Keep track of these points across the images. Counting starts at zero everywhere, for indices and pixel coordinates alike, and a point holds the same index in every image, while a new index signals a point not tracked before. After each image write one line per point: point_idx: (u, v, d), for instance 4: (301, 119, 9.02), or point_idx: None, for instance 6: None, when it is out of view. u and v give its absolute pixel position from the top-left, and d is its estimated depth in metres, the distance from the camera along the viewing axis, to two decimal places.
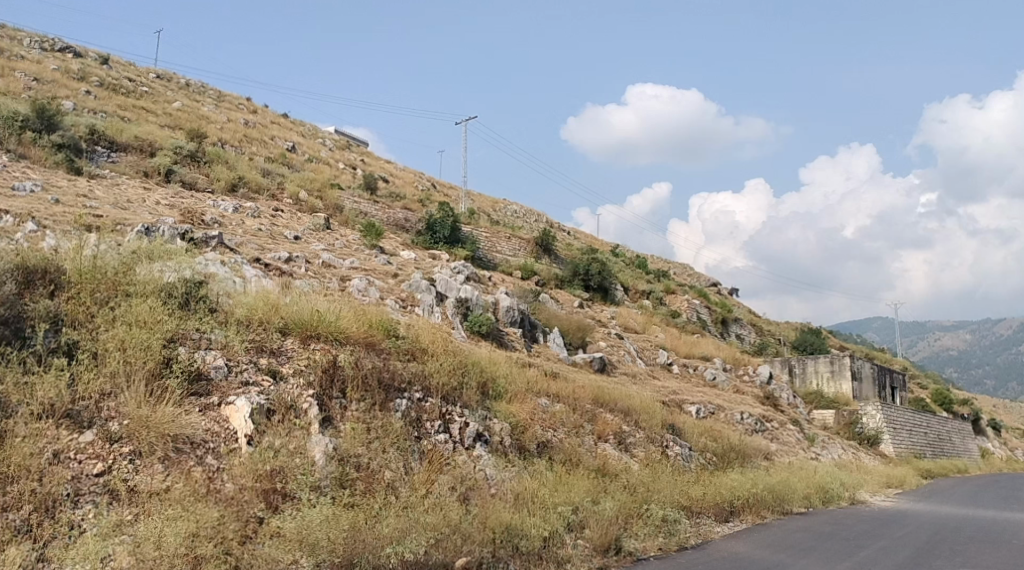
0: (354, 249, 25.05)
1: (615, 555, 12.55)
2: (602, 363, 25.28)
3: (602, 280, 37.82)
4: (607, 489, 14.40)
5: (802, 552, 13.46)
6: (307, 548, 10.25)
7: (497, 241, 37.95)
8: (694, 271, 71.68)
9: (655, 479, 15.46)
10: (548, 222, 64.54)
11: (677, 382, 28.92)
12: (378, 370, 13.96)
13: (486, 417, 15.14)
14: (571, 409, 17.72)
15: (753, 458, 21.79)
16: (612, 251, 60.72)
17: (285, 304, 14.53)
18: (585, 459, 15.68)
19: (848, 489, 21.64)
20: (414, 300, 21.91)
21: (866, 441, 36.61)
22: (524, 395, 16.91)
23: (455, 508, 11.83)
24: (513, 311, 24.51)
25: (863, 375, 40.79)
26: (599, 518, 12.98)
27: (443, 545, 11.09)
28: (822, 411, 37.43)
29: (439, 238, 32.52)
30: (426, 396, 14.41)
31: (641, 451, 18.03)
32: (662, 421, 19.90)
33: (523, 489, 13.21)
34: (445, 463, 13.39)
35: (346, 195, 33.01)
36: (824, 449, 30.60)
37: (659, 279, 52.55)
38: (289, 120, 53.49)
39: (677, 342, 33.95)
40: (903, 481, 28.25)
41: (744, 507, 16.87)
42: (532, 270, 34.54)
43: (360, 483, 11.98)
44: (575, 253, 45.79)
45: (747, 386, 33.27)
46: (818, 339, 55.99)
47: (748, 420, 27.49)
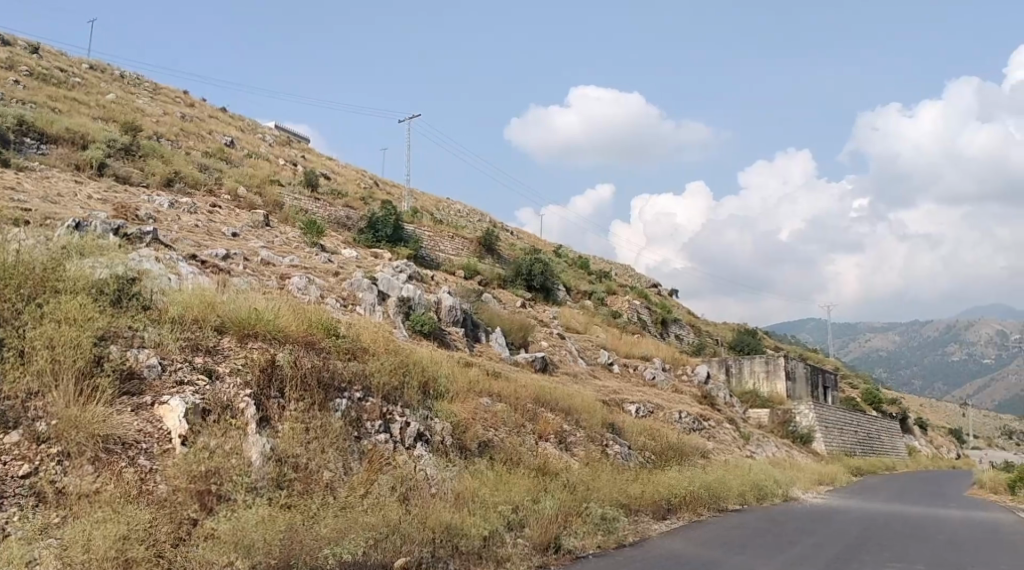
0: (294, 247, 24.73)
1: (554, 553, 12.62)
2: (543, 363, 25.40)
3: (545, 280, 37.99)
4: (548, 487, 14.45)
5: (737, 549, 13.69)
6: (242, 550, 10.08)
7: (439, 240, 37.81)
8: (634, 272, 72.53)
9: (595, 478, 15.57)
10: (491, 221, 64.62)
11: (618, 382, 29.22)
12: (318, 370, 13.78)
13: (427, 417, 15.07)
14: (513, 408, 17.77)
15: (690, 456, 22.11)
16: (554, 251, 61.10)
17: (221, 301, 14.26)
18: (527, 458, 15.71)
19: (781, 486, 22.09)
20: (355, 299, 21.73)
21: (799, 440, 37.49)
22: (465, 394, 16.91)
23: (395, 507, 11.75)
24: (455, 311, 24.45)
25: (797, 375, 41.71)
26: (539, 516, 13.03)
27: (382, 546, 11.02)
28: (757, 410, 38.19)
29: (381, 237, 32.29)
30: (367, 395, 14.30)
31: (581, 450, 18.17)
32: (602, 420, 20.07)
33: (464, 489, 13.19)
34: (385, 463, 13.32)
35: (287, 191, 32.56)
36: (758, 446, 31.22)
37: (601, 280, 53.04)
38: (228, 114, 52.55)
39: (617, 342, 34.28)
40: (834, 478, 28.97)
41: (682, 504, 17.12)
42: (474, 269, 34.54)
43: (297, 483, 11.83)
44: (517, 252, 45.95)
45: (685, 385, 33.78)
46: (754, 340, 57.17)
47: (686, 419, 27.90)
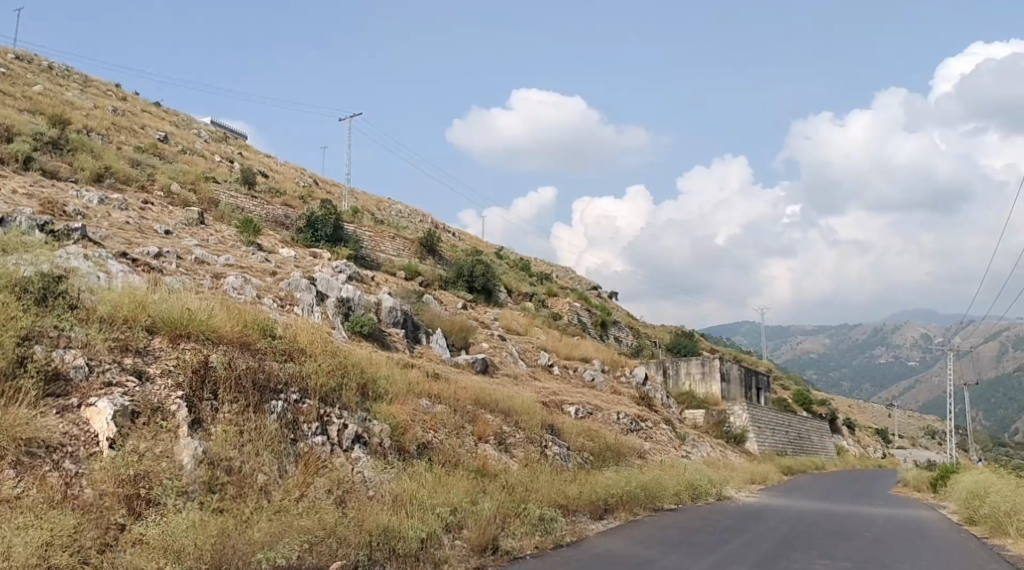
0: (230, 246, 24.30)
1: (492, 554, 12.62)
2: (484, 364, 25.39)
3: (486, 282, 37.97)
4: (486, 489, 14.43)
5: (672, 547, 13.86)
6: (173, 555, 9.87)
7: (380, 241, 37.52)
8: (574, 275, 73.00)
9: (533, 479, 15.60)
10: (432, 222, 64.39)
11: (557, 383, 29.34)
12: (253, 371, 13.56)
13: (365, 419, 14.92)
14: (452, 409, 17.70)
15: (627, 457, 22.32)
16: (495, 252, 61.17)
17: (153, 301, 13.93)
18: (465, 460, 15.67)
19: (715, 486, 22.44)
20: (293, 299, 21.43)
21: (732, 440, 38.16)
22: (404, 396, 16.80)
23: (331, 511, 11.61)
24: (396, 312, 24.29)
25: (732, 376, 42.46)
26: (477, 518, 13.01)
27: (317, 549, 10.87)
28: (693, 411, 38.73)
29: (321, 236, 31.92)
30: (304, 397, 14.11)
31: (520, 451, 18.18)
32: (541, 421, 20.12)
33: (402, 490, 13.10)
34: (322, 465, 13.15)
35: (222, 189, 31.95)
36: (694, 447, 31.64)
37: (541, 281, 53.28)
38: (162, 109, 51.38)
39: (557, 344, 34.43)
40: (766, 478, 29.52)
41: (618, 504, 17.26)
42: (414, 271, 34.35)
43: (230, 487, 11.62)
44: (458, 253, 45.87)
45: (623, 386, 34.10)
46: (691, 342, 58.02)
47: (623, 420, 28.15)
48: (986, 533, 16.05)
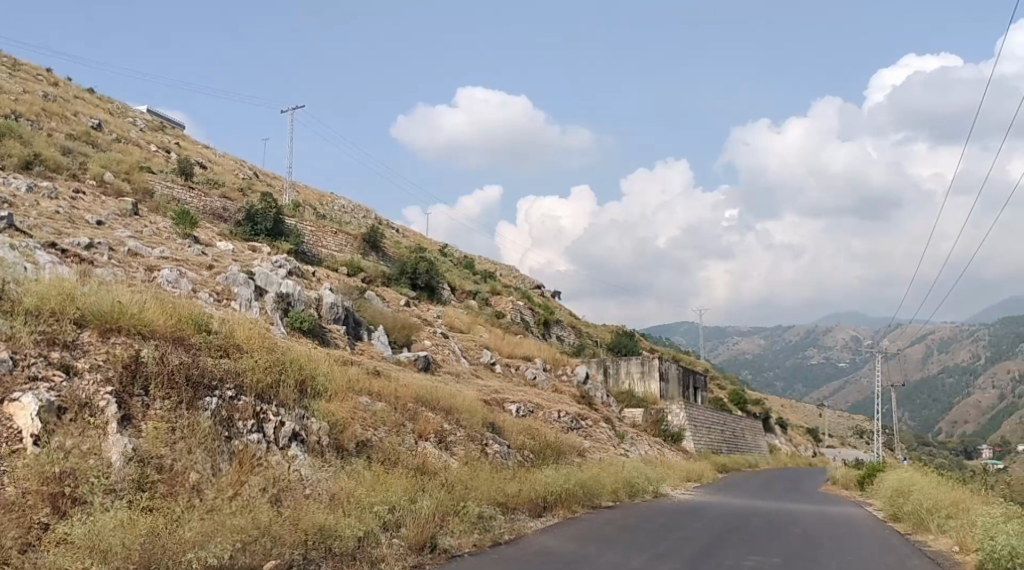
0: (165, 238, 23.83)
1: (430, 553, 12.60)
2: (426, 362, 25.29)
3: (429, 279, 37.84)
4: (425, 487, 14.39)
5: (608, 544, 13.99)
6: (99, 555, 9.67)
7: (322, 236, 37.12)
8: (518, 274, 73.23)
9: (473, 477, 15.60)
10: (375, 217, 63.98)
11: (499, 381, 29.39)
12: (187, 367, 13.34)
13: (303, 416, 14.75)
14: (393, 407, 17.61)
15: (567, 455, 22.47)
16: (439, 250, 61.09)
17: (82, 293, 13.59)
18: (405, 458, 15.61)
19: (652, 483, 22.73)
20: (230, 294, 21.08)
21: (670, 438, 38.69)
22: (344, 393, 16.66)
23: (265, 509, 11.48)
24: (337, 308, 24.06)
25: (670, 375, 43.12)
26: (416, 516, 13.00)
27: (251, 549, 10.73)
28: (633, 409, 39.15)
29: (260, 230, 31.47)
30: (240, 394, 13.91)
31: (461, 449, 18.16)
32: (483, 419, 20.12)
33: (339, 489, 13.01)
34: (257, 464, 12.97)
35: (158, 179, 31.29)
36: (632, 445, 31.99)
37: (485, 280, 53.34)
38: (96, 96, 50.08)
39: (500, 342, 34.45)
40: (702, 476, 30.03)
41: (557, 501, 17.40)
42: (357, 267, 34.07)
43: (161, 485, 11.44)
44: (401, 249, 45.64)
45: (565, 385, 34.30)
46: (632, 342, 58.68)
47: (564, 419, 28.34)
48: (908, 529, 16.58)
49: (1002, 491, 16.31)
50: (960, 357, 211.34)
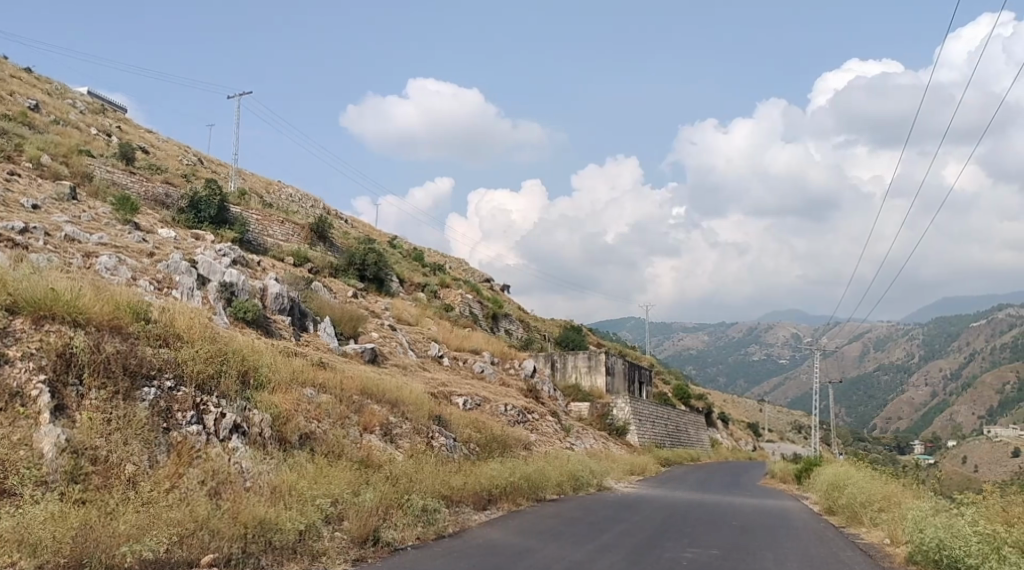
0: (104, 223, 23.29)
1: (372, 546, 12.52)
2: (372, 354, 25.11)
3: (377, 271, 37.58)
4: (369, 480, 14.28)
5: (551, 537, 14.08)
6: (27, 548, 9.45)
7: (268, 224, 36.62)
8: (467, 267, 73.14)
9: (418, 470, 15.54)
10: (323, 207, 63.31)
11: (447, 374, 29.32)
12: (123, 356, 13.10)
13: (245, 408, 14.53)
14: (337, 399, 17.45)
15: (513, 448, 22.51)
16: (388, 241, 60.73)
17: (14, 279, 13.24)
18: (350, 451, 15.49)
19: (596, 476, 22.93)
20: (171, 282, 20.66)
21: (615, 432, 39.07)
22: (288, 385, 16.45)
23: (203, 502, 11.32)
24: (282, 298, 23.76)
25: (616, 370, 43.50)
26: (358, 509, 12.91)
27: (187, 542, 10.59)
28: (579, 403, 39.39)
29: (204, 218, 30.93)
30: (179, 385, 13.70)
31: (407, 442, 18.08)
32: (429, 412, 20.05)
33: (280, 482, 12.84)
34: (195, 456, 12.75)
35: (98, 163, 30.54)
36: (578, 439, 32.22)
37: (434, 272, 53.14)
38: (34, 77, 48.64)
39: (448, 335, 34.33)
40: (644, 469, 30.37)
41: (502, 494, 17.45)
42: (304, 256, 33.67)
43: (95, 477, 11.22)
44: (349, 240, 45.23)
45: (512, 378, 34.35)
46: (579, 336, 59.06)
47: (511, 412, 28.41)
48: (842, 522, 16.99)
49: (933, 485, 16.77)
50: (896, 355, 216.91)
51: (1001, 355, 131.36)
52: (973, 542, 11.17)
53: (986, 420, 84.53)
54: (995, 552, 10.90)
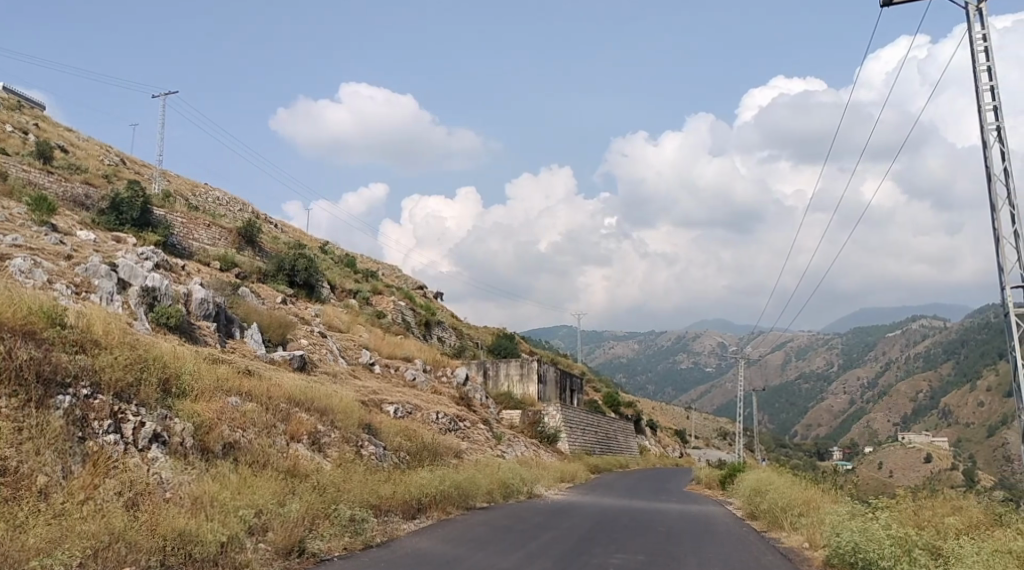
0: (19, 224, 22.49)
1: (297, 557, 12.33)
2: (302, 361, 24.75)
3: (308, 276, 37.07)
4: (295, 490, 14.05)
5: (480, 545, 14.07)
6: None
7: (193, 227, 35.83)
8: (400, 274, 72.70)
9: (346, 479, 15.35)
10: (252, 211, 62.21)
11: (378, 382, 29.04)
12: (37, 363, 12.69)
13: (166, 416, 14.14)
14: (263, 408, 17.12)
15: (443, 456, 22.41)
16: (320, 247, 59.95)
17: None
18: (276, 460, 15.22)
19: (527, 484, 22.97)
20: (89, 286, 20.08)
21: (546, 439, 39.21)
22: (212, 392, 16.08)
23: (119, 513, 10.99)
24: (207, 304, 23.24)
25: (547, 378, 43.68)
26: (284, 520, 12.68)
27: (102, 555, 10.27)
28: (511, 411, 39.42)
29: (126, 220, 30.12)
30: (96, 393, 13.32)
31: (334, 451, 17.86)
32: (358, 420, 19.83)
33: (202, 492, 12.53)
34: (112, 466, 12.36)
35: (14, 162, 29.50)
36: (509, 446, 32.22)
37: (366, 278, 52.68)
38: None
39: (380, 342, 34.02)
40: (574, 477, 30.52)
41: (432, 503, 17.35)
42: (231, 261, 33.01)
43: (4, 488, 10.80)
44: (279, 245, 44.50)
45: (444, 386, 34.22)
46: (512, 344, 59.16)
47: (442, 420, 28.30)
48: (764, 526, 17.39)
49: (849, 490, 17.27)
50: (817, 363, 222.69)
51: (915, 364, 136.07)
52: (885, 545, 11.48)
53: (902, 426, 87.33)
54: (906, 555, 11.23)
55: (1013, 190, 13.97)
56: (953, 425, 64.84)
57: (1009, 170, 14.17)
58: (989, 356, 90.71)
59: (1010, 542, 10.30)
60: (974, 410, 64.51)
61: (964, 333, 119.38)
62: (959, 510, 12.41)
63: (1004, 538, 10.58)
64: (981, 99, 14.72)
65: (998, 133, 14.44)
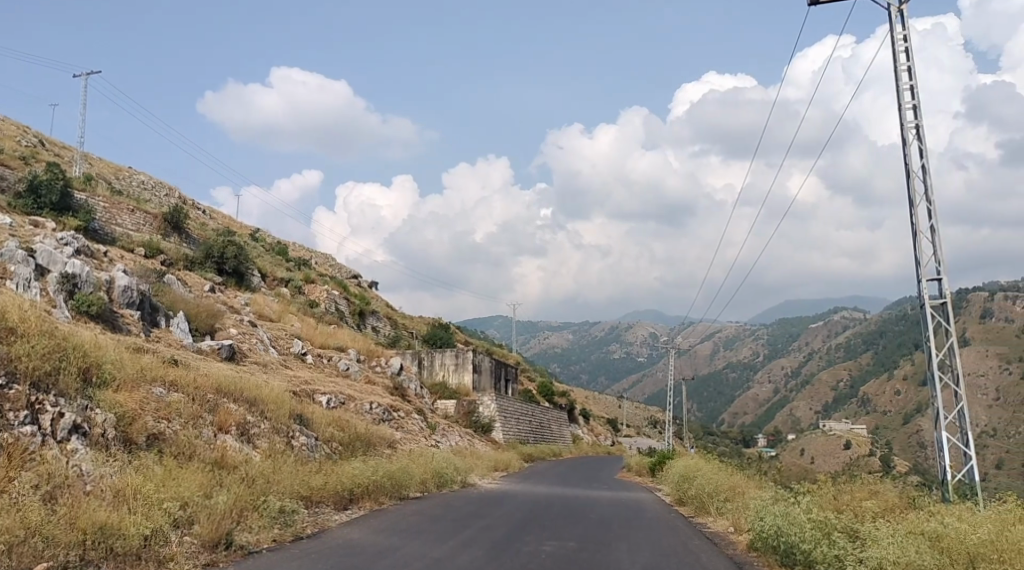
0: None
1: (224, 550, 12.07)
2: (230, 351, 24.26)
3: (237, 264, 36.33)
4: (223, 482, 13.75)
5: (413, 534, 14.02)
6: None
7: (116, 213, 34.79)
8: (333, 263, 71.81)
9: (275, 471, 15.11)
10: (179, 196, 60.62)
11: (310, 372, 28.65)
12: None
13: (86, 407, 13.71)
14: (190, 398, 16.73)
15: (376, 447, 22.21)
16: (250, 234, 58.78)
17: None
18: (202, 452, 14.88)
19: (461, 474, 22.95)
20: (5, 273, 19.35)
21: (480, 429, 39.24)
22: (135, 383, 15.67)
23: (36, 507, 10.63)
24: (130, 292, 22.57)
25: (481, 368, 43.63)
26: (210, 512, 12.41)
27: (17, 551, 9.96)
28: (446, 400, 39.26)
29: (45, 204, 29.11)
30: (11, 383, 12.86)
31: (264, 442, 17.54)
32: (289, 411, 19.51)
33: (124, 485, 12.19)
34: (28, 458, 11.93)
35: None
36: (443, 436, 32.11)
37: (299, 267, 51.86)
38: None
39: (312, 332, 33.51)
40: (508, 466, 30.60)
41: (364, 494, 17.21)
42: (156, 247, 32.14)
43: None
44: (207, 232, 43.45)
45: (378, 376, 33.91)
46: (447, 334, 58.95)
47: (376, 410, 28.05)
48: (691, 512, 17.76)
49: (773, 476, 17.69)
50: (744, 353, 227.24)
51: (837, 354, 139.80)
52: (807, 529, 11.77)
53: (824, 414, 89.72)
54: (825, 538, 11.51)
55: (931, 186, 14.35)
56: (872, 413, 66.90)
57: (926, 167, 14.58)
58: (906, 347, 93.85)
59: (925, 523, 10.67)
60: (891, 398, 66.60)
61: (883, 324, 123.09)
62: (877, 493, 12.81)
63: (918, 520, 10.95)
64: (902, 97, 15.10)
65: (917, 131, 14.81)
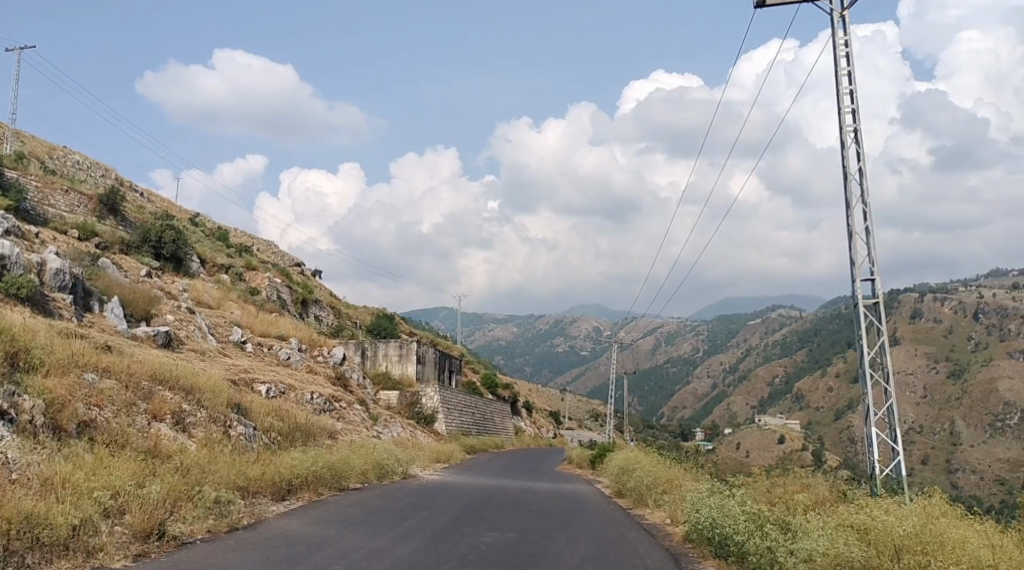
0: None
1: (156, 541, 11.80)
2: (166, 338, 23.76)
3: (175, 250, 35.56)
4: (156, 471, 13.43)
5: (352, 526, 13.89)
6: None
7: (49, 193, 33.79)
8: (275, 250, 70.79)
9: (211, 460, 14.81)
10: (116, 178, 59.07)
11: (249, 361, 28.21)
12: None
13: (13, 393, 13.26)
14: (123, 385, 16.34)
15: (316, 437, 21.97)
16: (189, 219, 57.57)
17: None
18: (135, 440, 14.54)
19: (402, 464, 22.83)
20: None
21: (422, 420, 39.07)
22: (65, 368, 15.22)
23: None
24: (62, 275, 21.98)
25: (425, 359, 43.44)
26: (142, 502, 12.12)
27: None
28: (388, 392, 38.74)
29: None
30: None
31: (200, 431, 17.20)
32: (227, 400, 19.15)
33: (53, 473, 11.84)
34: None
35: None
36: (384, 427, 31.89)
37: (240, 254, 50.97)
38: None
39: (253, 320, 32.97)
40: (449, 457, 30.53)
41: (302, 485, 16.98)
42: (91, 230, 31.30)
43: None
44: (146, 215, 42.41)
45: (320, 366, 33.51)
46: (391, 324, 58.56)
47: (317, 401, 27.73)
48: (630, 504, 17.95)
49: (709, 469, 17.96)
50: (684, 348, 230.39)
51: (774, 351, 142.58)
52: (740, 521, 11.96)
53: (760, 408, 91.49)
54: (758, 529, 11.70)
55: (867, 189, 14.67)
56: (805, 409, 68.46)
57: (863, 170, 14.89)
58: (838, 345, 96.20)
59: (854, 516, 10.92)
60: (824, 395, 68.17)
61: (818, 322, 125.84)
62: (808, 487, 13.08)
63: (847, 513, 11.20)
64: (841, 101, 15.39)
65: (855, 135, 15.12)
